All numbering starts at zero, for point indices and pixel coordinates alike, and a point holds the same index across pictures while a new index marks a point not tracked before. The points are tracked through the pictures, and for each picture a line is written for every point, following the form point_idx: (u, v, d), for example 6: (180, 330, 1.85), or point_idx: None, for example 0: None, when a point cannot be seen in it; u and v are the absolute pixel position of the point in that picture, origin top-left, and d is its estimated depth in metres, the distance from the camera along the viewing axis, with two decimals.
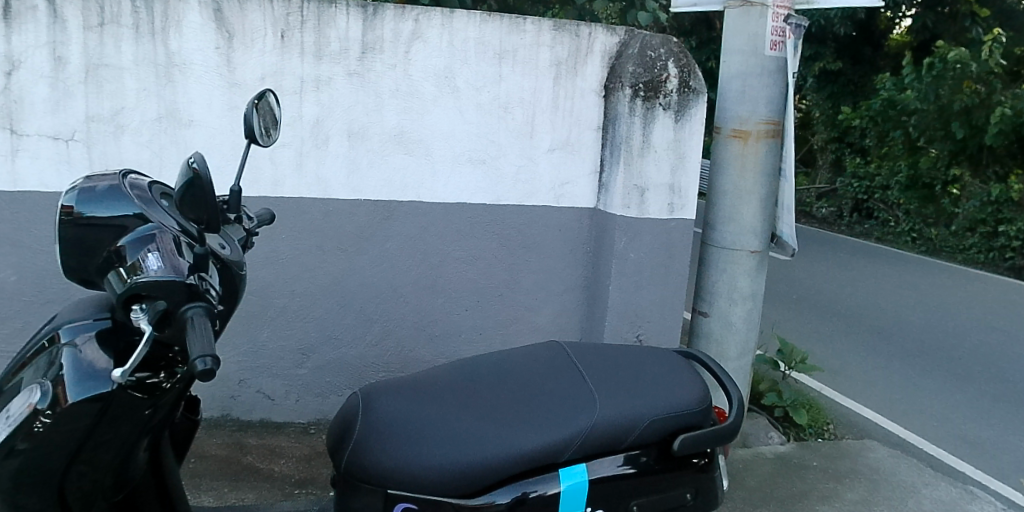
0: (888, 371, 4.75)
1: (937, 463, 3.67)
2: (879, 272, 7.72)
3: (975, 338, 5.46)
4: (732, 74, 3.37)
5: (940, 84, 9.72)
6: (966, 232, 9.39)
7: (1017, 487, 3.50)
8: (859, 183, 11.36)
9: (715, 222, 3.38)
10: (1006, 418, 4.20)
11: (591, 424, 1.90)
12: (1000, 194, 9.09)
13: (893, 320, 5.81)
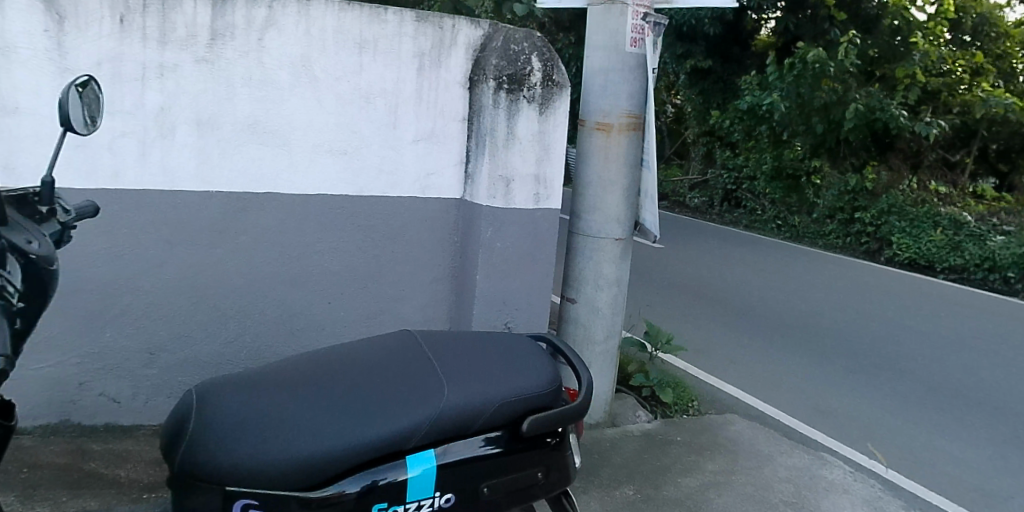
0: (750, 348, 5.08)
1: (792, 433, 3.94)
2: (744, 255, 8.28)
3: (825, 313, 5.97)
4: (595, 68, 3.48)
5: (800, 83, 10.38)
6: (826, 219, 10.52)
7: (861, 451, 3.84)
8: (729, 175, 12.60)
9: (581, 211, 3.48)
10: (853, 387, 4.59)
11: (439, 408, 1.93)
12: (857, 185, 10.29)
13: (749, 299, 6.27)
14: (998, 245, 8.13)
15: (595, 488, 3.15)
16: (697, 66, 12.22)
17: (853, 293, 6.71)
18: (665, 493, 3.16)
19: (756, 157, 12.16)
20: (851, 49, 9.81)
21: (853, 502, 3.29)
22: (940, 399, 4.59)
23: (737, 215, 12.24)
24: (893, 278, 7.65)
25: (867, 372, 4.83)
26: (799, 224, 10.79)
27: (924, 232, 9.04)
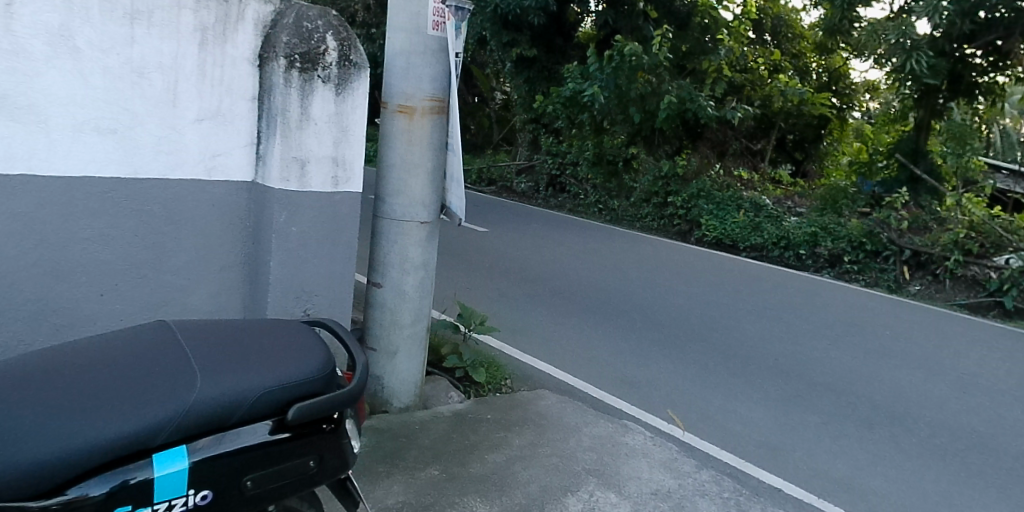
0: (562, 326, 5.48)
1: (598, 404, 4.21)
2: (558, 238, 8.95)
3: (627, 289, 6.66)
4: (396, 51, 3.46)
5: (618, 74, 11.28)
6: (642, 203, 11.84)
7: (663, 417, 4.19)
8: (553, 160, 13.75)
9: (386, 195, 3.46)
10: (654, 358, 5.05)
11: (195, 400, 1.79)
12: (670, 170, 11.64)
13: (558, 275, 6.89)
14: (792, 226, 9.75)
15: (399, 471, 3.14)
16: (522, 54, 13.53)
17: (652, 272, 7.43)
18: (470, 470, 3.25)
19: (579, 144, 13.35)
20: (663, 44, 10.93)
21: (649, 464, 3.64)
22: (730, 366, 5.13)
23: (562, 200, 13.46)
24: (702, 257, 8.72)
25: (670, 342, 5.37)
26: (617, 207, 12.11)
27: (728, 214, 10.57)
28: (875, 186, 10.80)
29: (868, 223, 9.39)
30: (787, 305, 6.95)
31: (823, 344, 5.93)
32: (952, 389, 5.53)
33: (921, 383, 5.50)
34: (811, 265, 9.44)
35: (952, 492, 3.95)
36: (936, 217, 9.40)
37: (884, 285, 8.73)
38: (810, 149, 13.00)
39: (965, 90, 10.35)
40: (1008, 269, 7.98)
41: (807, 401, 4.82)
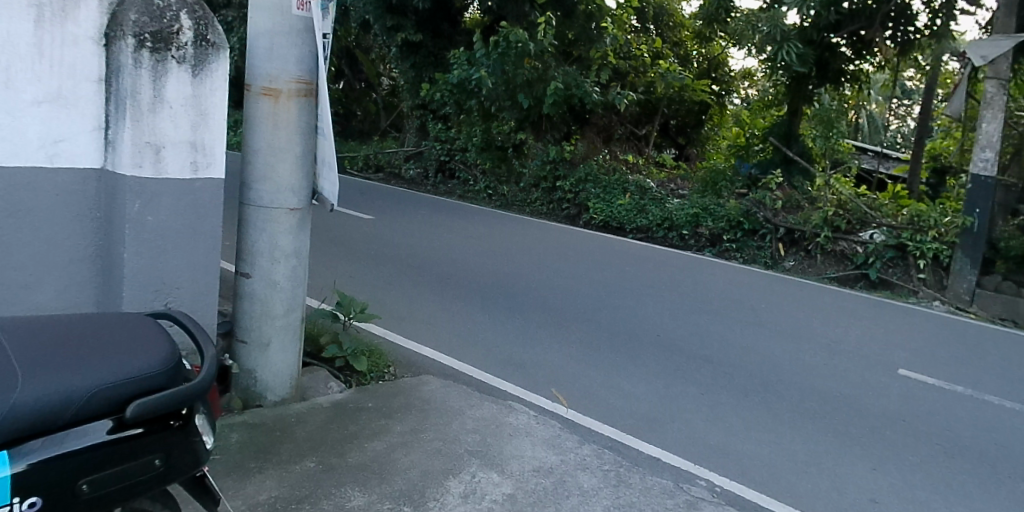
0: (445, 310, 5.95)
1: (482, 386, 4.53)
2: (445, 226, 9.67)
3: (511, 273, 7.35)
4: (259, 31, 3.33)
5: (504, 60, 11.88)
6: (531, 188, 12.87)
7: (543, 394, 4.57)
8: (442, 146, 14.61)
9: (252, 181, 3.40)
10: (542, 337, 5.51)
11: (13, 403, 1.61)
12: (557, 155, 12.70)
13: (443, 262, 7.49)
14: (674, 209, 10.88)
15: (272, 466, 3.06)
16: (408, 38, 14.29)
17: (541, 257, 8.27)
18: (348, 460, 3.22)
19: (467, 129, 14.08)
20: (548, 30, 11.64)
21: (533, 443, 3.78)
22: (614, 343, 5.65)
23: (451, 186, 14.26)
24: (599, 246, 9.30)
25: (548, 322, 5.90)
26: (507, 193, 13.00)
27: (614, 198, 11.62)
28: (751, 168, 11.79)
29: (745, 204, 10.59)
30: (652, 281, 7.72)
31: (704, 319, 6.59)
32: (815, 358, 6.11)
33: (788, 353, 6.09)
34: (693, 244, 10.63)
35: (813, 456, 4.46)
36: (808, 197, 10.54)
37: (762, 262, 10.03)
38: (692, 134, 14.75)
39: (833, 76, 11.34)
40: (872, 245, 9.46)
41: (686, 380, 5.22)
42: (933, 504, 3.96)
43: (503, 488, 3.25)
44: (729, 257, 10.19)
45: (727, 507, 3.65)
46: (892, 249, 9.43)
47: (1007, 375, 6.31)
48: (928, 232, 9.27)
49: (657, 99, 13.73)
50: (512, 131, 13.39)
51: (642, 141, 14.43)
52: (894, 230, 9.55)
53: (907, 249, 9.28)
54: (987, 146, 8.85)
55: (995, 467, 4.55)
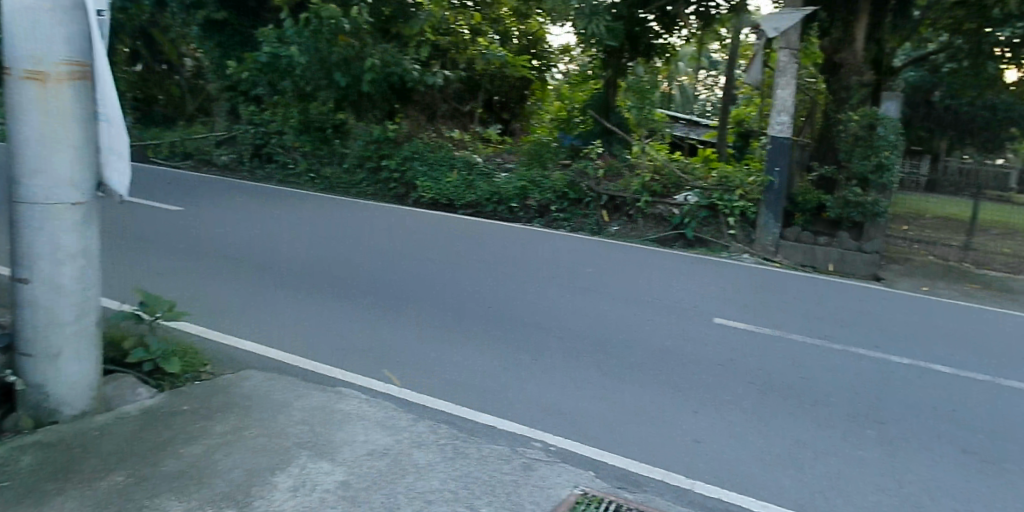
0: (270, 300, 6.12)
1: (312, 375, 4.66)
2: (265, 213, 9.76)
3: (343, 257, 7.67)
4: (17, 6, 2.97)
5: (318, 38, 12.87)
6: (356, 168, 13.11)
7: (373, 376, 4.78)
8: (258, 130, 14.37)
9: (22, 176, 3.08)
10: (372, 323, 5.79)
11: None
12: (381, 135, 13.01)
13: (265, 252, 7.64)
14: (502, 183, 11.48)
15: (74, 485, 2.81)
16: (212, 17, 14.97)
17: (366, 238, 8.65)
18: (162, 469, 3.04)
19: (283, 112, 14.20)
20: (360, 9, 12.69)
21: (366, 427, 3.83)
22: (446, 320, 6.03)
23: (269, 170, 14.15)
24: (439, 230, 9.56)
25: (378, 304, 6.24)
26: (331, 174, 13.22)
27: (441, 175, 12.07)
28: (574, 139, 12.47)
29: (571, 175, 11.38)
30: (472, 255, 8.23)
31: (534, 289, 7.08)
32: (640, 314, 6.64)
33: (615, 312, 6.60)
34: (523, 216, 11.28)
35: (640, 406, 4.90)
36: (627, 164, 11.37)
37: (589, 229, 10.77)
38: (516, 109, 15.50)
39: (643, 50, 12.40)
40: (688, 206, 10.24)
41: (518, 349, 5.55)
42: (747, 439, 4.54)
43: (334, 476, 3.22)
44: (558, 226, 10.88)
45: (560, 463, 3.94)
46: (705, 210, 10.23)
47: (807, 314, 7.20)
48: (735, 191, 10.20)
49: (478, 76, 14.47)
50: (331, 112, 13.77)
51: (467, 118, 14.84)
52: (706, 191, 10.38)
53: (718, 208, 10.14)
54: (782, 111, 9.89)
55: (798, 398, 5.23)
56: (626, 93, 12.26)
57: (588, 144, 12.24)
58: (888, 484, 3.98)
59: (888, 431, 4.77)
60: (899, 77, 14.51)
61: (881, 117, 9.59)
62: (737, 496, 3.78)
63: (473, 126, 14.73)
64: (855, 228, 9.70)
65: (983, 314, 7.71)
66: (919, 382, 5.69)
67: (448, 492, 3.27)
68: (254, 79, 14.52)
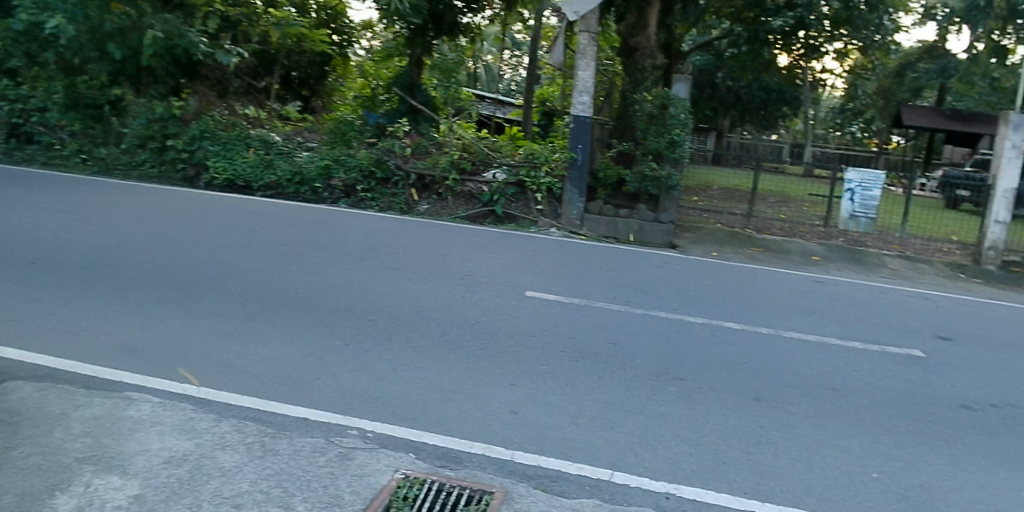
0: (36, 300, 5.33)
1: (94, 382, 4.16)
2: (30, 199, 8.60)
3: (128, 247, 6.93)
4: None
5: (86, 6, 11.50)
6: (137, 148, 11.87)
7: (168, 376, 4.37)
8: (11, 107, 12.37)
9: None
10: (163, 314, 5.35)
11: None
12: (163, 112, 11.90)
13: (29, 244, 6.68)
14: (303, 162, 11.09)
15: None
16: None
17: (154, 225, 7.88)
18: None
19: (44, 86, 12.49)
20: None
21: (161, 432, 3.62)
22: (247, 309, 5.67)
23: (30, 151, 12.25)
24: (238, 216, 8.94)
25: (175, 296, 5.73)
26: (106, 155, 11.76)
27: (235, 154, 11.31)
28: (378, 118, 12.57)
29: (376, 153, 11.20)
30: (279, 240, 7.85)
31: (341, 272, 6.85)
32: (455, 293, 6.67)
33: (429, 292, 6.57)
34: (328, 197, 11.04)
35: (457, 382, 4.96)
36: (433, 143, 11.45)
37: (398, 208, 10.75)
38: (315, 86, 15.72)
39: (448, 29, 12.53)
40: (495, 184, 10.62)
41: (324, 334, 5.39)
42: (563, 406, 4.81)
43: (128, 490, 3.03)
44: (365, 207, 10.77)
45: (377, 449, 3.89)
46: (513, 187, 10.69)
47: (614, 283, 7.70)
48: (541, 168, 10.65)
49: (273, 50, 14.30)
50: (105, 87, 12.48)
51: (263, 93, 14.81)
52: (513, 168, 10.77)
53: (525, 185, 10.62)
54: (583, 91, 10.41)
55: (608, 362, 5.61)
56: (433, 71, 12.81)
57: (393, 122, 12.43)
58: (689, 434, 4.60)
59: (687, 387, 5.34)
60: (685, 60, 15.83)
61: (673, 98, 10.48)
62: (554, 460, 4.08)
63: (270, 102, 14.64)
64: (651, 201, 10.57)
65: (761, 275, 8.76)
66: (713, 339, 6.36)
67: (259, 493, 3.18)
68: (6, 49, 12.57)
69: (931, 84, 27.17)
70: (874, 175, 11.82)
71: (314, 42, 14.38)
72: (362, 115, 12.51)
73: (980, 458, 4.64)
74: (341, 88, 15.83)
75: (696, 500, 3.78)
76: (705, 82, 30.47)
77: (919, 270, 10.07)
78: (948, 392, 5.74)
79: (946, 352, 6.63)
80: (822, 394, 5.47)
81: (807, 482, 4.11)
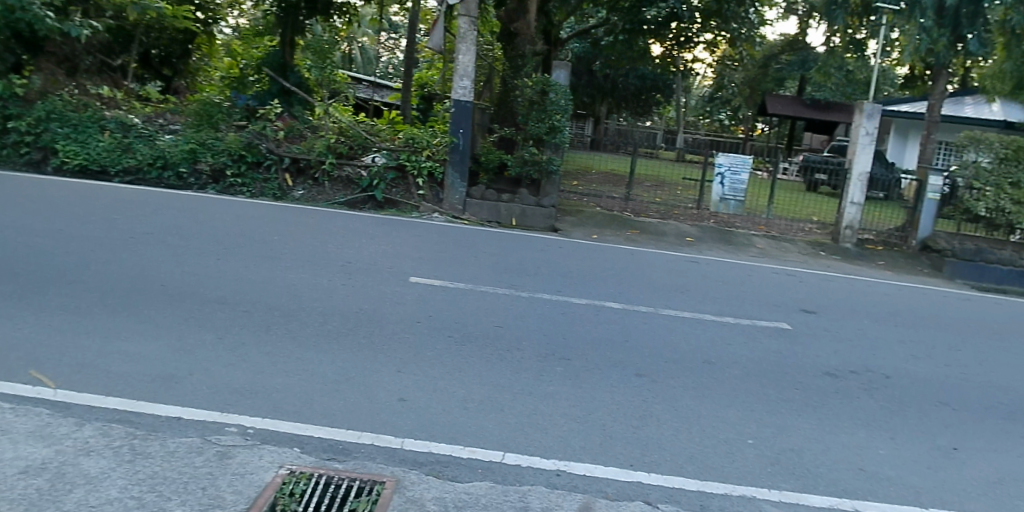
0: None
1: None
2: None
3: None
4: None
5: None
6: None
7: (19, 380, 4.03)
8: None
9: None
10: (10, 314, 4.92)
11: None
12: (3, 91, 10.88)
13: None
14: (167, 145, 10.49)
15: None
16: None
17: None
18: None
19: None
20: None
21: (14, 441, 3.36)
22: (110, 307, 5.32)
23: None
24: (99, 205, 8.33)
25: (24, 295, 5.30)
26: None
27: (90, 137, 10.54)
28: (248, 100, 12.05)
29: (247, 137, 10.74)
30: (144, 233, 7.41)
31: (213, 261, 6.87)
32: (335, 280, 6.75)
33: (309, 280, 6.67)
34: (195, 183, 10.52)
35: (342, 372, 4.88)
36: (308, 126, 11.22)
37: (271, 194, 10.43)
38: (178, 65, 15.27)
39: (321, 8, 13.02)
40: (374, 168, 10.49)
41: (197, 329, 5.27)
42: (451, 391, 4.82)
43: None
44: (234, 193, 10.34)
45: (258, 446, 3.75)
46: (393, 171, 10.58)
47: (500, 267, 7.79)
48: (422, 153, 10.61)
49: (129, 26, 13.54)
50: None
51: (119, 72, 13.79)
52: (393, 152, 10.65)
53: (406, 169, 10.55)
54: (464, 76, 10.41)
55: (494, 345, 5.68)
56: (307, 52, 12.42)
57: (264, 104, 11.92)
58: (577, 412, 4.72)
59: (573, 365, 5.49)
60: (564, 48, 16.03)
61: (553, 84, 10.67)
62: (445, 445, 4.07)
63: (127, 81, 13.68)
64: (533, 185, 10.82)
65: (641, 256, 9.14)
66: (597, 318, 6.59)
67: (130, 499, 3.02)
68: None
69: (794, 73, 29.19)
70: (742, 159, 12.43)
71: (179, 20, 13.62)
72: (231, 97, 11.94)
73: (841, 420, 5.07)
74: (207, 67, 15.47)
75: (586, 475, 3.91)
76: (582, 69, 31.33)
77: (783, 248, 10.81)
78: (812, 360, 6.22)
79: (809, 323, 7.18)
80: (698, 366, 5.78)
81: (690, 451, 4.35)
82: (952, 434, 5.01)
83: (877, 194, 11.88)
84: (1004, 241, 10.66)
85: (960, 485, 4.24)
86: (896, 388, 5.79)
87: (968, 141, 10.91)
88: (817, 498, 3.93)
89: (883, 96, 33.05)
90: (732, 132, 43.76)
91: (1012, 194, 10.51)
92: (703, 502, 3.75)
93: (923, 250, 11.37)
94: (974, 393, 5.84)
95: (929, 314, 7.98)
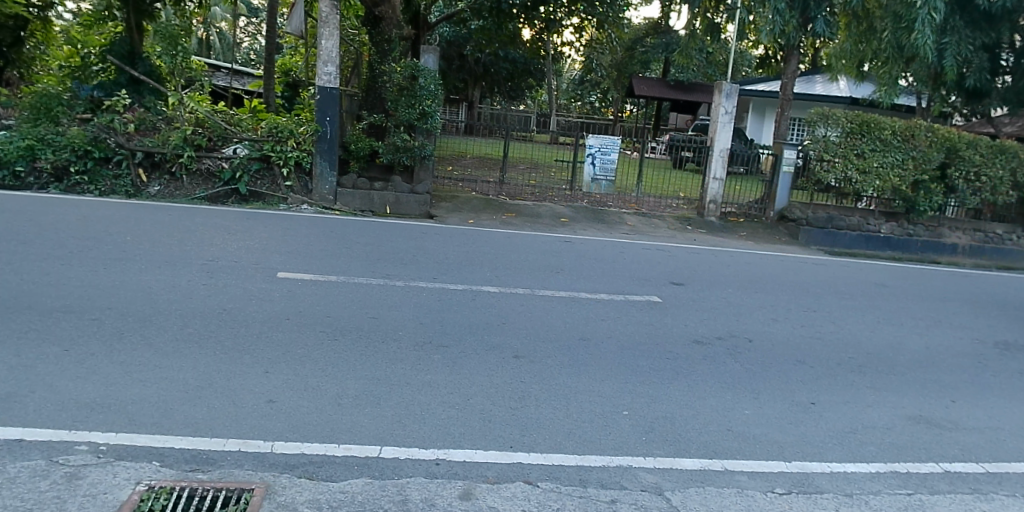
0: None
1: None
2: None
3: None
4: None
5: None
6: None
7: None
8: None
9: None
10: None
11: None
12: None
13: None
14: None
15: None
16: None
17: None
18: None
19: None
20: None
21: None
22: None
23: None
24: None
25: None
26: None
27: None
28: (92, 91, 11.30)
29: (92, 131, 9.95)
30: None
31: (57, 266, 6.32)
32: (195, 281, 6.38)
33: (169, 282, 6.27)
34: (34, 182, 9.58)
35: (204, 377, 4.61)
36: (162, 118, 10.53)
37: (122, 192, 9.73)
38: (9, 54, 13.95)
39: None
40: (237, 160, 10.01)
41: (37, 342, 4.81)
42: (323, 388, 4.65)
43: None
44: (81, 192, 9.55)
45: (112, 463, 3.52)
46: (257, 161, 10.14)
47: (375, 257, 7.65)
48: (287, 142, 10.23)
49: None
50: None
51: None
52: (255, 143, 10.25)
53: (270, 159, 10.12)
54: (328, 61, 10.04)
55: (368, 338, 5.56)
56: (155, 38, 11.64)
57: (110, 95, 11.19)
58: (456, 399, 4.70)
59: (450, 352, 5.47)
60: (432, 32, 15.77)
61: (421, 69, 10.49)
62: (319, 445, 3.93)
63: None
64: (406, 173, 10.75)
65: (515, 239, 9.24)
66: (477, 303, 6.63)
67: None
68: None
69: (659, 57, 30.42)
70: (610, 140, 12.77)
71: (7, 6, 12.28)
72: (71, 88, 11.15)
73: (709, 384, 5.36)
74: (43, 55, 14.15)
75: (466, 461, 3.90)
76: (453, 53, 31.11)
77: (652, 224, 11.29)
78: (681, 329, 6.54)
79: (679, 295, 7.55)
80: (574, 343, 5.92)
81: (567, 428, 4.43)
82: (810, 390, 5.40)
83: (736, 168, 12.48)
84: (852, 208, 11.84)
85: (816, 436, 4.60)
86: (757, 351, 6.18)
87: (818, 117, 11.66)
88: (689, 461, 4.12)
89: (741, 77, 35.14)
90: (602, 114, 45.28)
91: (856, 164, 11.45)
92: (582, 476, 3.84)
93: (779, 220, 12.24)
94: (827, 350, 6.34)
95: (785, 280, 8.59)
